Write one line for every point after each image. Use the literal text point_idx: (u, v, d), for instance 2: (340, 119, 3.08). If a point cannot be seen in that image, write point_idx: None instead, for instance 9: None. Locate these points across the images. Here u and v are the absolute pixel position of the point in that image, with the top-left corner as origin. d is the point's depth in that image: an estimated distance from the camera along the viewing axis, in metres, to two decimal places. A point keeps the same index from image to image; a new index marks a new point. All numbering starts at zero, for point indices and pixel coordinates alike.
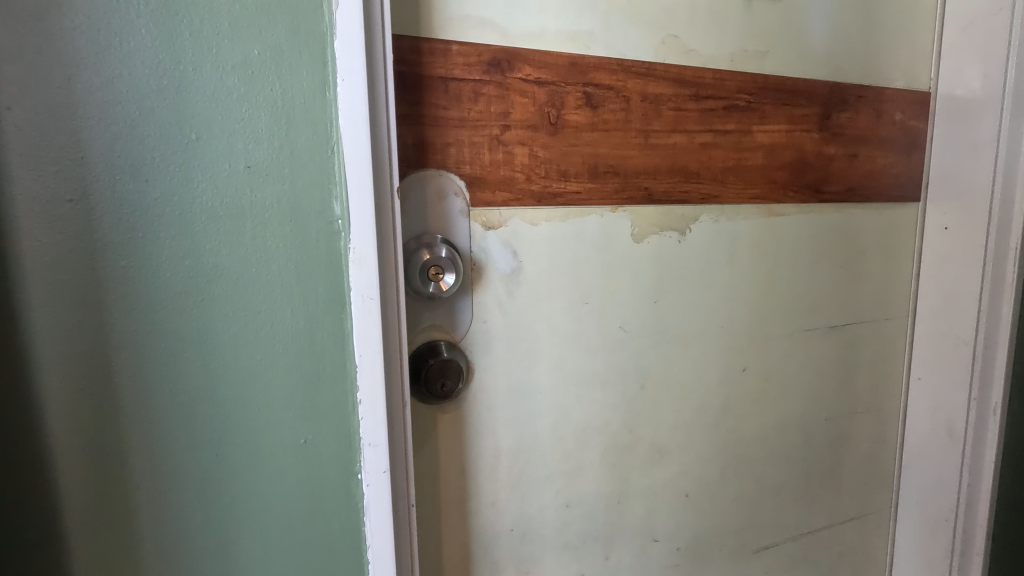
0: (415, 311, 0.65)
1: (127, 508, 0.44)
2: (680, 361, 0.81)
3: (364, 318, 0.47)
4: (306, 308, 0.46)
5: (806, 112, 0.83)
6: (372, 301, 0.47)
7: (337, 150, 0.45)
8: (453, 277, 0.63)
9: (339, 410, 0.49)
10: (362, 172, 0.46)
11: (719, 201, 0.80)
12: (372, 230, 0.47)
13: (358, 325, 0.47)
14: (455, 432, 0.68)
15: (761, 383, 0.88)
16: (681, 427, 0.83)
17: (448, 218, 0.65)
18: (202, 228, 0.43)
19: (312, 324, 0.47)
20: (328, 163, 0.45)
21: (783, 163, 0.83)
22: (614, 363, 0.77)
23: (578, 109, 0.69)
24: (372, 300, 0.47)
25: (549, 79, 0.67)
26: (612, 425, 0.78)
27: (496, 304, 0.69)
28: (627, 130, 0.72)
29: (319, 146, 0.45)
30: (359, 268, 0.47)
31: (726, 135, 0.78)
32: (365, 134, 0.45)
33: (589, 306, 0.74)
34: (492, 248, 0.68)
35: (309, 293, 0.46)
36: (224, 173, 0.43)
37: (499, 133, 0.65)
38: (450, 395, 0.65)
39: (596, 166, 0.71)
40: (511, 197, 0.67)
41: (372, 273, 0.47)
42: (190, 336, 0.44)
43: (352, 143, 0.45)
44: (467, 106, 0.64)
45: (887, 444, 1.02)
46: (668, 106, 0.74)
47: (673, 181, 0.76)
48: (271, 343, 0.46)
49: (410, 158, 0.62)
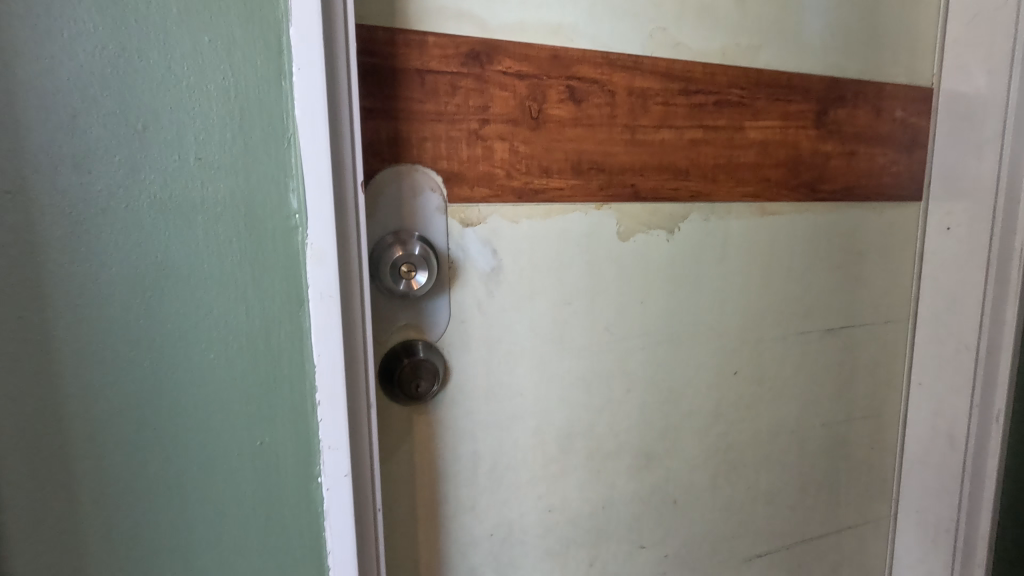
0: (389, 310, 0.63)
1: (73, 511, 0.43)
2: (668, 363, 0.79)
3: (324, 316, 0.46)
4: (263, 307, 0.45)
5: (802, 108, 0.81)
6: (332, 299, 0.46)
7: (294, 140, 0.44)
8: (425, 275, 0.61)
9: (298, 412, 0.47)
10: (322, 166, 0.44)
11: (710, 199, 0.77)
12: (331, 226, 0.45)
13: (318, 324, 0.46)
14: (430, 435, 0.67)
15: (753, 388, 0.85)
16: (668, 432, 0.81)
17: (423, 214, 0.63)
18: (151, 223, 0.41)
19: (269, 323, 0.45)
20: (284, 156, 0.44)
21: (777, 161, 0.80)
22: (598, 365, 0.75)
23: (561, 103, 0.67)
24: (332, 298, 0.46)
25: (530, 71, 0.65)
26: (595, 428, 0.76)
27: (475, 303, 0.67)
28: (613, 126, 0.70)
29: (273, 137, 0.43)
30: (319, 265, 0.45)
31: (716, 132, 0.76)
32: (324, 124, 0.44)
33: (572, 306, 0.72)
34: (471, 246, 0.66)
35: (265, 291, 0.45)
36: (173, 166, 0.41)
37: (477, 127, 0.64)
38: (424, 397, 0.64)
39: (580, 162, 0.69)
40: (489, 192, 0.66)
41: (333, 270, 0.46)
42: (139, 332, 0.42)
43: (309, 134, 0.44)
44: (445, 99, 0.62)
45: (886, 453, 0.99)
46: (655, 102, 0.72)
47: (661, 178, 0.74)
48: (226, 343, 0.44)
49: (384, 152, 0.61)
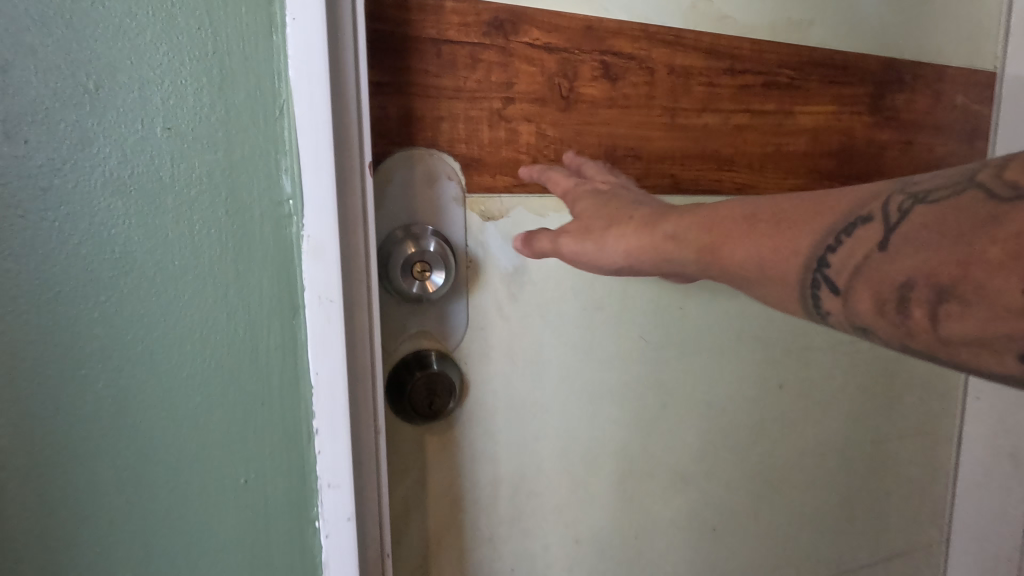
0: (398, 315, 0.55)
1: (15, 558, 0.35)
2: (707, 375, 0.71)
3: (322, 324, 0.37)
4: (248, 314, 0.37)
5: (857, 91, 0.72)
6: (332, 303, 0.37)
7: (287, 110, 0.36)
8: (442, 275, 0.53)
9: (290, 440, 0.39)
10: (322, 141, 0.36)
11: (756, 192, 0.69)
12: (332, 215, 0.37)
13: (314, 334, 0.37)
14: (445, 458, 0.58)
15: (799, 402, 0.77)
16: (707, 451, 0.72)
17: (438, 205, 0.55)
18: (106, 206, 0.33)
19: (256, 332, 0.37)
20: (275, 127, 0.36)
21: (829, 150, 0.72)
22: (631, 377, 0.67)
23: (593, 81, 0.59)
24: (332, 303, 0.37)
25: (560, 44, 0.57)
26: (628, 449, 0.68)
27: (496, 307, 0.59)
28: (650, 108, 0.62)
29: (261, 105, 0.35)
30: (317, 263, 0.37)
31: (764, 117, 0.68)
32: (324, 90, 0.36)
33: (604, 311, 0.64)
34: (492, 242, 0.58)
35: (251, 294, 0.37)
36: (134, 135, 0.33)
37: (499, 106, 0.56)
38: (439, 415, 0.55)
39: (614, 149, 0.61)
40: (513, 181, 0.58)
41: (335, 269, 0.37)
42: (95, 339, 0.34)
43: (306, 102, 0.35)
44: (463, 74, 0.54)
45: (938, 472, 0.90)
46: (698, 81, 0.64)
47: (703, 168, 0.66)
48: (203, 356, 0.36)
49: (394, 134, 0.53)
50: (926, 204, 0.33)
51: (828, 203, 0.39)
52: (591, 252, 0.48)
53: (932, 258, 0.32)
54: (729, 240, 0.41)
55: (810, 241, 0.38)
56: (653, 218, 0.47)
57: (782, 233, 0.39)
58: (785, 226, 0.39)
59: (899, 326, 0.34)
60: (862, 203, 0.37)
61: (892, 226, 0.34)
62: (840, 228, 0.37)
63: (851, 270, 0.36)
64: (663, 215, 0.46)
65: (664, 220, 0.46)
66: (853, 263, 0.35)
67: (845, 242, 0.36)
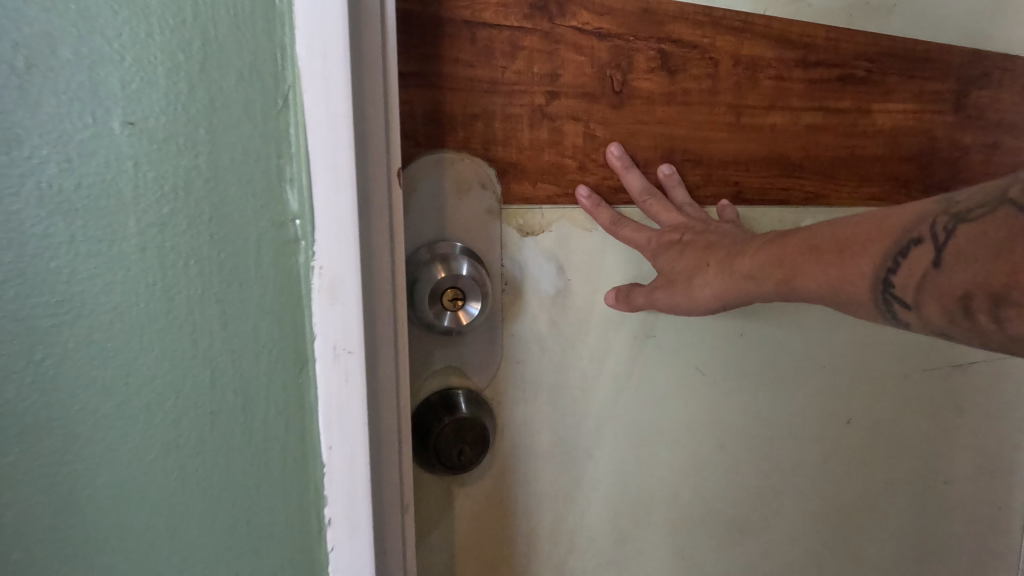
0: (423, 348, 0.46)
1: None
2: (769, 411, 0.62)
3: (338, 385, 0.28)
4: (240, 374, 0.27)
5: (939, 87, 0.64)
6: (351, 356, 0.28)
7: (294, 96, 0.25)
8: (475, 305, 0.44)
9: (295, 536, 0.30)
10: (339, 138, 0.26)
11: (827, 202, 0.61)
12: (351, 240, 0.27)
13: (327, 399, 0.28)
14: (475, 513, 0.50)
15: (867, 438, 0.68)
16: (766, 495, 0.64)
17: (469, 218, 0.46)
18: (40, 230, 0.24)
19: (250, 398, 0.28)
20: (277, 119, 0.26)
21: (907, 155, 0.63)
22: (684, 416, 0.58)
23: (650, 73, 0.50)
24: (351, 356, 0.28)
25: (613, 29, 0.48)
26: (680, 495, 0.59)
27: (535, 337, 0.50)
28: (713, 105, 0.53)
29: (259, 90, 0.25)
30: (331, 304, 0.27)
31: (838, 116, 0.59)
32: (343, 66, 0.26)
33: (656, 340, 0.55)
34: (531, 262, 0.49)
35: (245, 349, 0.27)
36: (77, 131, 0.24)
37: (543, 102, 0.47)
38: (467, 468, 0.46)
39: (671, 153, 0.53)
40: (557, 191, 0.49)
41: (355, 311, 0.27)
42: (29, 408, 0.25)
43: (319, 84, 0.25)
44: (501, 64, 0.46)
45: (1014, 513, 0.81)
46: (766, 75, 0.55)
47: (769, 175, 0.57)
48: (180, 430, 0.27)
49: (419, 134, 0.44)
50: (972, 220, 0.31)
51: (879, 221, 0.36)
52: (688, 306, 0.46)
53: (987, 271, 0.30)
54: (801, 272, 0.39)
55: (868, 268, 0.35)
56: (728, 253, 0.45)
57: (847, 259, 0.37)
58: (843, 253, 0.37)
59: (970, 329, 0.32)
60: (912, 222, 0.34)
61: (942, 247, 0.33)
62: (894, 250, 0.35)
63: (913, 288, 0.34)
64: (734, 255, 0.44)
65: (740, 256, 0.44)
66: (915, 284, 0.33)
67: (902, 263, 0.34)
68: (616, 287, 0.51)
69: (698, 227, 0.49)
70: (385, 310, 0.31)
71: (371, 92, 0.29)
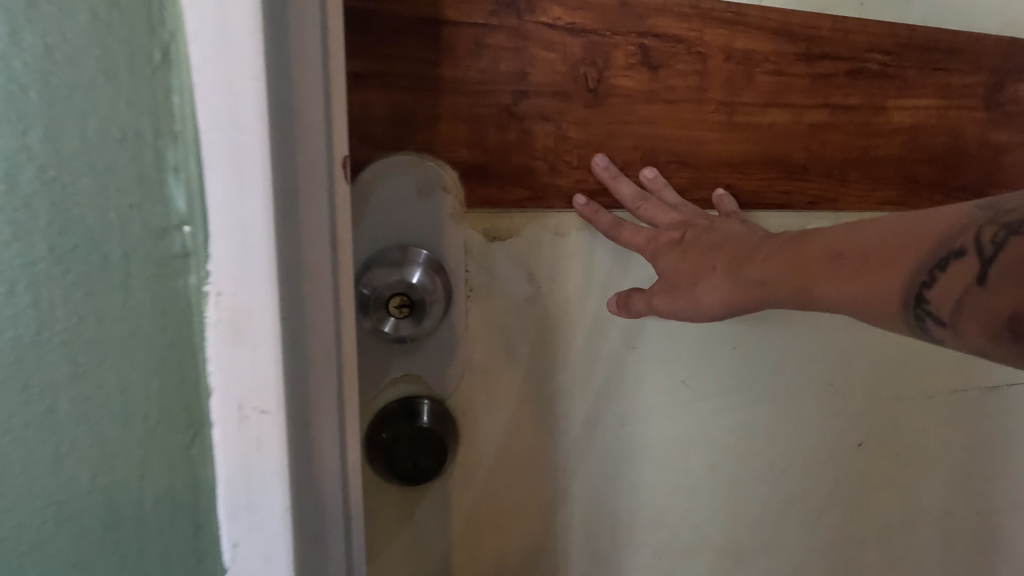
0: (381, 356, 0.45)
1: None
2: (769, 431, 0.58)
3: (246, 447, 0.21)
4: (107, 433, 0.20)
5: (969, 81, 0.58)
6: (266, 411, 0.21)
7: (177, 57, 0.18)
8: (416, 318, 0.44)
9: None
10: (244, 128, 0.19)
11: (834, 207, 0.56)
12: (261, 261, 0.20)
13: (230, 464, 0.21)
14: (438, 524, 0.49)
15: (884, 464, 0.63)
16: (764, 521, 0.60)
17: (431, 223, 0.45)
18: None
19: (127, 461, 0.21)
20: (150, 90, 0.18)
21: (929, 155, 0.58)
22: (671, 433, 0.55)
23: (629, 70, 0.48)
24: (266, 416, 0.21)
25: (587, 24, 0.46)
26: (666, 517, 0.56)
27: (503, 346, 0.48)
28: (702, 102, 0.50)
29: (124, 49, 0.18)
30: (233, 347, 0.20)
31: (848, 113, 0.54)
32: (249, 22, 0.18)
33: (638, 351, 0.52)
34: (499, 268, 0.47)
35: (110, 401, 0.20)
36: None
37: (510, 102, 0.45)
38: (413, 482, 0.45)
39: (654, 154, 0.50)
40: (526, 194, 0.47)
41: (271, 351, 0.21)
42: None
43: (213, 47, 0.18)
44: (466, 63, 0.44)
45: None
46: (763, 70, 0.51)
47: (768, 177, 0.53)
48: (14, 510, 0.20)
49: (378, 135, 0.43)
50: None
51: (909, 229, 0.32)
52: (695, 315, 0.44)
53: None
54: (817, 284, 0.35)
55: (897, 284, 0.31)
56: (738, 259, 0.41)
57: (870, 273, 0.33)
58: (868, 266, 0.33)
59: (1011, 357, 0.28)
60: (954, 231, 0.30)
61: (988, 261, 0.28)
62: (929, 262, 0.30)
63: (950, 307, 0.30)
64: (745, 261, 0.40)
65: (749, 262, 0.40)
66: (954, 302, 0.29)
67: (938, 278, 0.30)
68: (619, 292, 0.49)
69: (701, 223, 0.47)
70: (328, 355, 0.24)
71: (305, 61, 0.21)
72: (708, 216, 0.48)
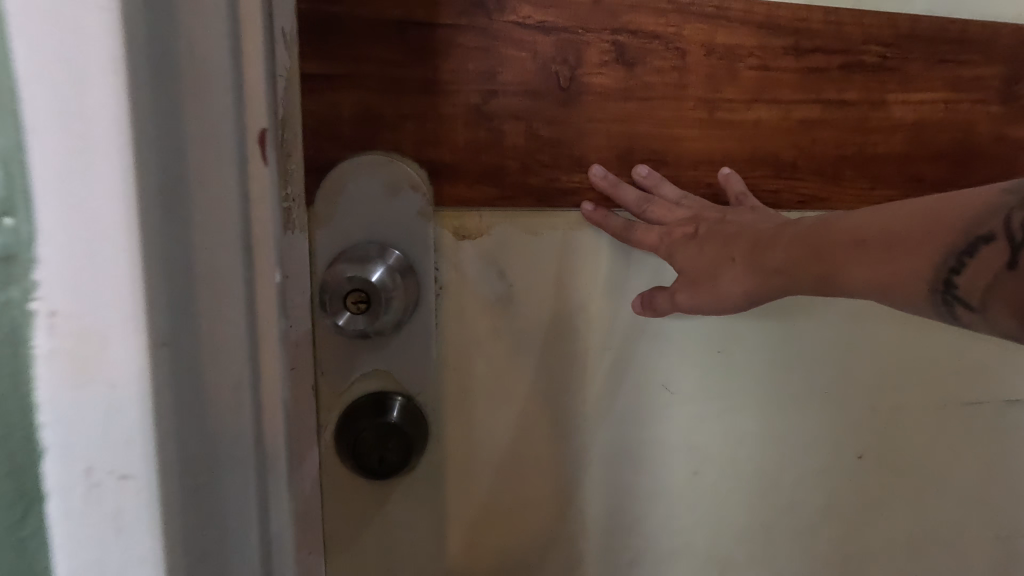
0: (350, 350, 0.46)
1: None
2: (754, 438, 0.57)
3: (94, 507, 0.18)
4: None
5: (978, 73, 0.55)
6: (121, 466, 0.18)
7: None
8: (371, 317, 0.44)
9: None
10: (91, 131, 0.16)
11: (829, 206, 0.53)
12: (112, 287, 0.17)
13: (72, 528, 0.18)
14: (408, 520, 0.49)
15: (883, 476, 0.61)
16: (751, 531, 0.59)
17: (400, 221, 0.46)
18: None
19: None
20: None
21: (935, 152, 0.55)
22: (651, 436, 0.54)
23: (603, 68, 0.47)
24: (125, 474, 0.18)
25: (558, 22, 0.46)
26: (647, 522, 0.56)
27: (474, 343, 0.49)
28: (681, 99, 0.49)
29: None
30: (79, 386, 0.17)
31: (843, 108, 0.52)
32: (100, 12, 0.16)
33: (612, 352, 0.52)
34: (470, 266, 0.48)
35: None
36: None
37: (480, 102, 0.46)
38: (372, 475, 0.46)
39: (631, 152, 0.49)
40: (497, 192, 0.47)
41: (131, 391, 0.18)
42: None
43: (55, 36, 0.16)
44: (434, 63, 0.44)
45: None
46: (747, 65, 0.50)
47: (755, 175, 0.51)
48: None
49: (346, 135, 0.44)
50: None
51: (936, 214, 0.34)
52: (717, 306, 0.44)
53: None
54: (843, 269, 0.37)
55: (924, 268, 0.33)
56: (759, 246, 0.42)
57: (897, 257, 0.34)
58: (894, 251, 0.34)
59: None
60: (978, 217, 0.31)
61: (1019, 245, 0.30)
62: (958, 248, 0.32)
63: (981, 291, 0.31)
64: (765, 248, 0.42)
65: (771, 247, 0.41)
66: (984, 285, 0.31)
67: (968, 263, 0.31)
68: (642, 292, 0.50)
69: (712, 216, 0.47)
70: (220, 386, 0.20)
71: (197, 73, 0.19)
72: (718, 207, 0.48)
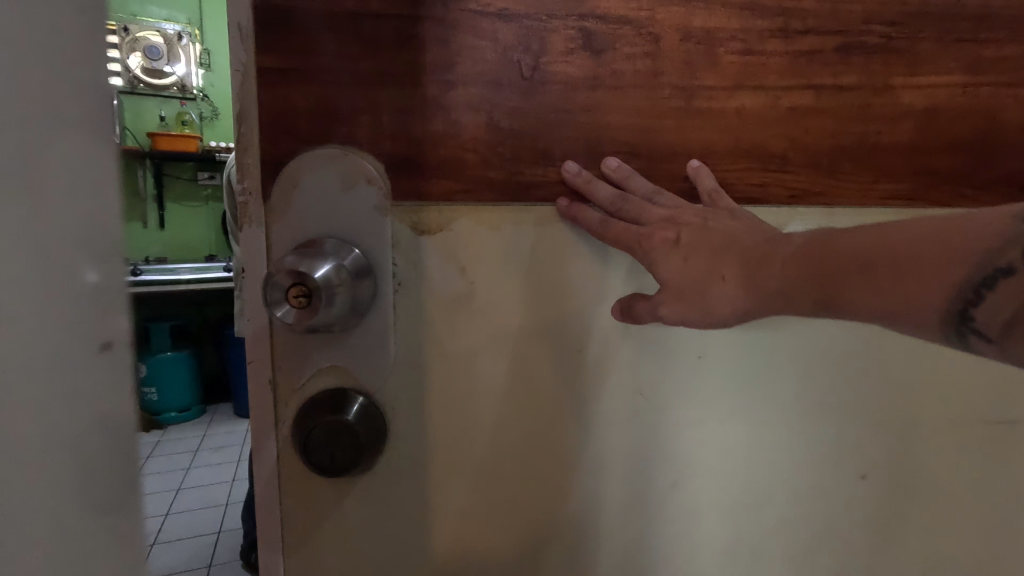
0: (304, 345, 0.45)
1: None
2: (743, 451, 0.53)
3: None
4: None
5: (1002, 55, 0.49)
6: None
7: None
8: (313, 313, 0.40)
9: None
10: None
11: (824, 201, 0.49)
12: None
13: None
14: (365, 519, 0.48)
15: (889, 495, 0.56)
16: (740, 550, 0.55)
17: (356, 215, 0.45)
18: None
19: None
20: None
21: (950, 142, 0.50)
22: (628, 444, 0.52)
23: (569, 56, 0.45)
24: None
25: (520, 9, 0.44)
26: (624, 534, 0.53)
27: (435, 342, 0.47)
28: (654, 88, 0.46)
29: None
30: None
31: (841, 94, 0.48)
32: None
33: (584, 355, 0.50)
34: (430, 262, 0.46)
35: None
36: None
37: (437, 93, 0.44)
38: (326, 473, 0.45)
39: (600, 144, 0.47)
40: (457, 186, 0.46)
41: None
42: None
43: None
44: (389, 54, 0.43)
45: None
46: (729, 49, 0.46)
47: (739, 168, 0.48)
48: None
49: (300, 128, 0.43)
50: None
51: (948, 241, 0.32)
52: (707, 322, 0.42)
53: None
54: (845, 296, 0.35)
55: (936, 298, 0.32)
56: (752, 265, 0.40)
57: (904, 286, 0.33)
58: (901, 280, 0.33)
59: None
60: (994, 247, 0.30)
61: None
62: (974, 281, 0.30)
63: (1002, 325, 0.30)
64: (757, 265, 0.40)
65: (766, 266, 0.39)
66: (1006, 319, 0.30)
67: (986, 296, 0.30)
68: (623, 300, 0.49)
69: (692, 219, 0.44)
70: None
71: None
72: (698, 207, 0.45)
